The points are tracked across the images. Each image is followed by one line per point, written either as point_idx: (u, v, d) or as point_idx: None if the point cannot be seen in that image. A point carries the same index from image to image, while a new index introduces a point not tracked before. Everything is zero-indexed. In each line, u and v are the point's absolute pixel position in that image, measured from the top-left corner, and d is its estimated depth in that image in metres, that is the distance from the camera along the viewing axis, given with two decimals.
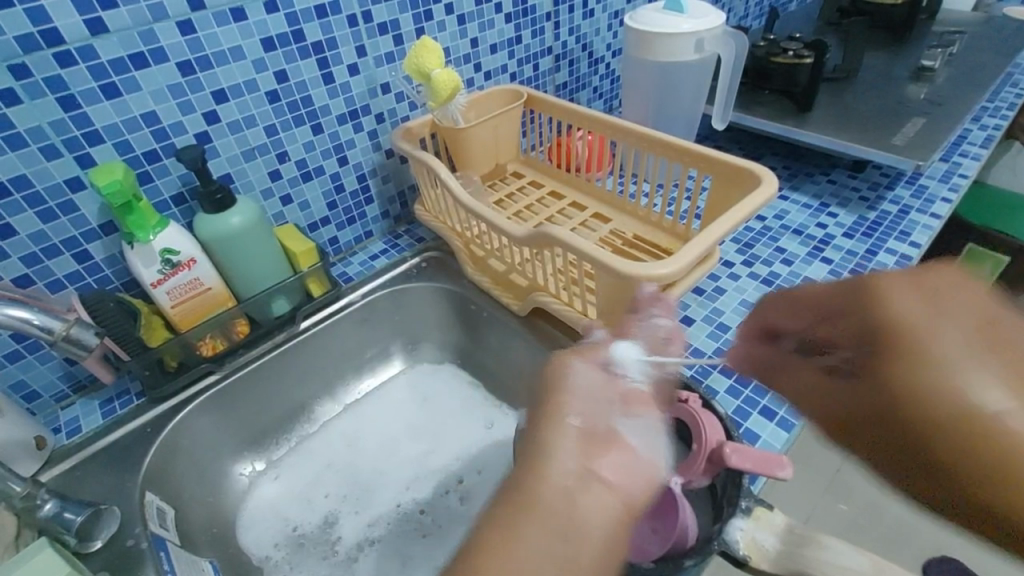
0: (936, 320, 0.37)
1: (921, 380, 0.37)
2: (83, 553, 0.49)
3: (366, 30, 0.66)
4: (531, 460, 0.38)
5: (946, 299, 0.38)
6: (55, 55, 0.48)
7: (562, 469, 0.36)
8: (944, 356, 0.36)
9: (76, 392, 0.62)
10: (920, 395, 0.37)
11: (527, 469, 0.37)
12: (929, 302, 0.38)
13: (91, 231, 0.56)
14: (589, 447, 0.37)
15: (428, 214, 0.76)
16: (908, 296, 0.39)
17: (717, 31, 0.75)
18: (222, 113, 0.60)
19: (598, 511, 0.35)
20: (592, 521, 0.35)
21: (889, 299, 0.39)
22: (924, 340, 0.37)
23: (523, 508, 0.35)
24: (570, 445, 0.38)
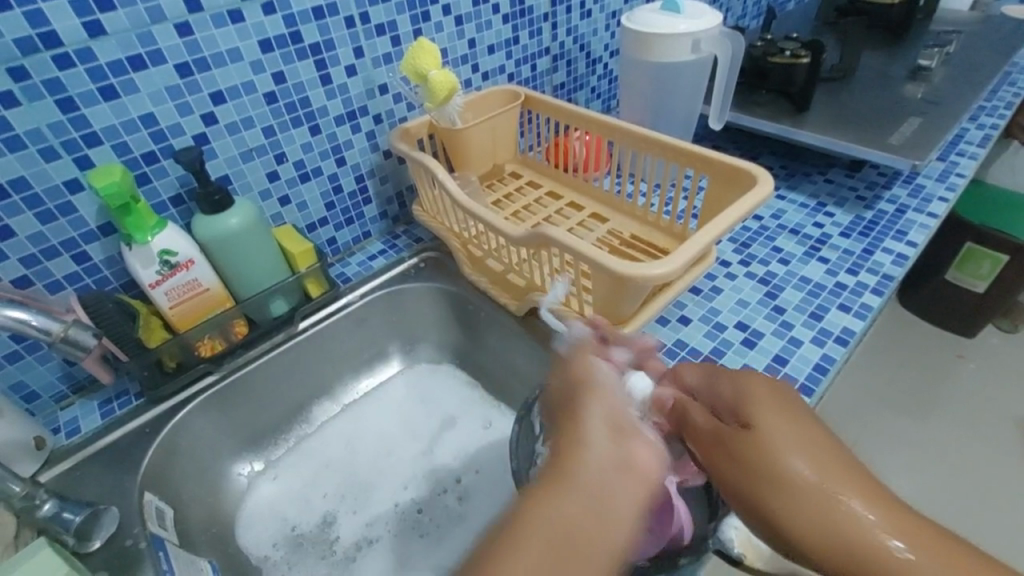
0: (793, 423, 0.37)
1: (767, 441, 0.36)
2: (82, 552, 0.49)
3: (363, 31, 0.66)
4: (566, 441, 0.36)
5: (788, 408, 0.38)
6: (53, 57, 0.48)
7: (601, 454, 0.35)
8: (790, 466, 0.35)
9: (75, 393, 0.62)
10: (761, 472, 0.36)
11: (563, 445, 0.36)
12: (767, 393, 0.40)
13: (90, 232, 0.56)
14: (621, 436, 0.36)
15: (426, 215, 0.76)
16: (777, 398, 0.39)
17: (714, 31, 0.75)
18: (220, 114, 0.60)
19: (632, 495, 0.33)
20: (625, 510, 0.32)
21: (756, 391, 0.40)
22: (764, 415, 0.38)
23: (563, 488, 0.33)
24: (606, 428, 0.37)
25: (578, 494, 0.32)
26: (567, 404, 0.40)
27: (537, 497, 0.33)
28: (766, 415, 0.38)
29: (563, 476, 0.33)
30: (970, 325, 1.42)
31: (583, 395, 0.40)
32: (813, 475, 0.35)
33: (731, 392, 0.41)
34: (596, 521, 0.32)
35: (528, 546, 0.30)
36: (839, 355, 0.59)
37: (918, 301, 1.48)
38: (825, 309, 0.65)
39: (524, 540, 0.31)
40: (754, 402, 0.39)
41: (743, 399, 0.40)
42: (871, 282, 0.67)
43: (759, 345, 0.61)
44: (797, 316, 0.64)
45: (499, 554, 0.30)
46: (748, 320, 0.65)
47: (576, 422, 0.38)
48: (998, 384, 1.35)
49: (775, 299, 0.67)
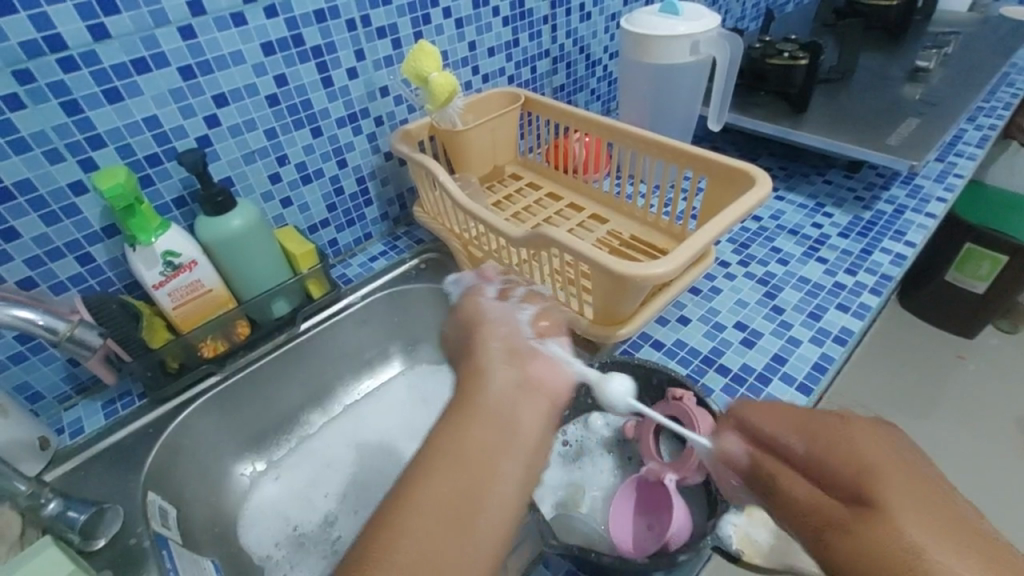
0: (902, 478, 0.30)
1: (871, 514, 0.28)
2: (87, 551, 0.50)
3: (365, 34, 0.66)
4: (469, 377, 0.37)
5: (899, 461, 0.31)
6: (58, 60, 0.49)
7: (500, 380, 0.36)
8: (902, 530, 0.27)
9: (79, 393, 0.63)
10: (858, 537, 0.28)
11: (465, 385, 0.36)
12: (879, 449, 0.31)
13: (94, 234, 0.57)
14: (519, 360, 0.38)
15: (427, 216, 0.77)
16: (880, 442, 0.32)
17: (712, 33, 0.76)
18: (223, 117, 0.60)
19: (536, 415, 0.35)
20: (532, 429, 0.34)
21: (863, 443, 0.32)
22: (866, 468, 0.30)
23: (466, 417, 0.34)
24: (502, 355, 0.38)
25: (479, 426, 0.33)
26: (461, 344, 0.41)
27: (442, 436, 0.33)
28: (867, 471, 0.30)
29: (468, 409, 0.34)
30: (969, 325, 1.42)
31: (467, 330, 0.42)
32: (944, 560, 0.26)
33: (826, 442, 0.33)
34: (499, 442, 0.33)
35: (440, 469, 0.31)
36: (837, 354, 0.59)
37: (918, 301, 1.48)
38: (824, 308, 0.65)
39: (441, 473, 0.31)
40: (859, 455, 0.31)
41: (846, 455, 0.31)
42: (869, 282, 0.68)
43: (759, 344, 0.62)
44: (796, 315, 0.65)
45: (411, 487, 0.31)
46: (747, 320, 0.65)
47: (479, 362, 0.38)
48: (998, 384, 1.35)
49: (774, 299, 0.67)
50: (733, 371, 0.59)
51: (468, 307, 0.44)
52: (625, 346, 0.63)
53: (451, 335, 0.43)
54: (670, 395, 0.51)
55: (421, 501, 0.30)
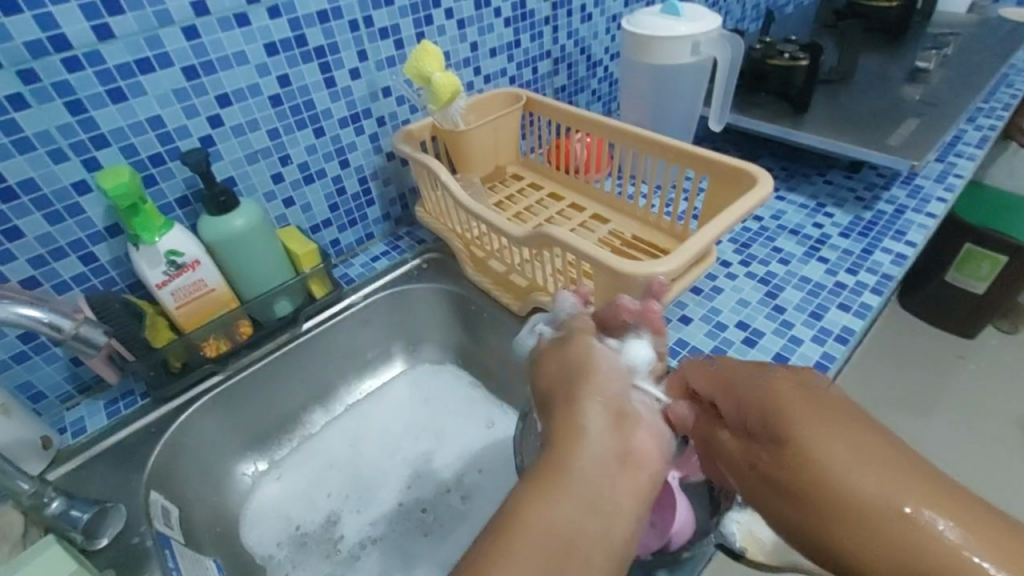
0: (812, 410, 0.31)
1: (794, 451, 0.30)
2: (89, 550, 0.50)
3: (367, 35, 0.67)
4: (564, 430, 0.33)
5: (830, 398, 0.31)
6: (62, 60, 0.49)
7: (603, 445, 0.32)
8: (818, 454, 0.29)
9: (82, 392, 0.63)
10: (788, 479, 0.30)
11: (559, 431, 0.33)
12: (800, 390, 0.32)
13: (97, 233, 0.57)
14: (626, 427, 0.34)
15: (429, 216, 0.77)
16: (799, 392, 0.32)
17: (713, 34, 0.76)
18: (226, 117, 0.61)
19: (630, 491, 0.31)
20: (627, 511, 0.31)
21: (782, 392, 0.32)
22: (779, 414, 0.31)
23: (560, 480, 0.30)
24: (607, 416, 0.34)
25: (570, 495, 0.30)
26: (561, 389, 0.36)
27: (526, 498, 0.30)
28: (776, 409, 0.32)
29: (559, 477, 0.30)
30: (969, 326, 1.42)
31: (579, 379, 0.36)
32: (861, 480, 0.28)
33: (745, 398, 0.34)
34: (599, 530, 0.29)
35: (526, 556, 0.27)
36: (839, 353, 0.60)
37: (918, 301, 1.48)
38: (825, 308, 0.65)
39: (526, 543, 0.28)
40: (769, 408, 0.32)
41: (765, 404, 0.33)
42: (870, 281, 0.68)
43: (760, 344, 0.62)
44: (798, 314, 0.65)
45: (484, 563, 0.27)
46: (749, 319, 0.65)
47: (564, 402, 0.35)
48: (998, 384, 1.36)
49: (775, 299, 0.67)
50: None
51: (577, 350, 0.40)
52: None
53: (540, 379, 0.39)
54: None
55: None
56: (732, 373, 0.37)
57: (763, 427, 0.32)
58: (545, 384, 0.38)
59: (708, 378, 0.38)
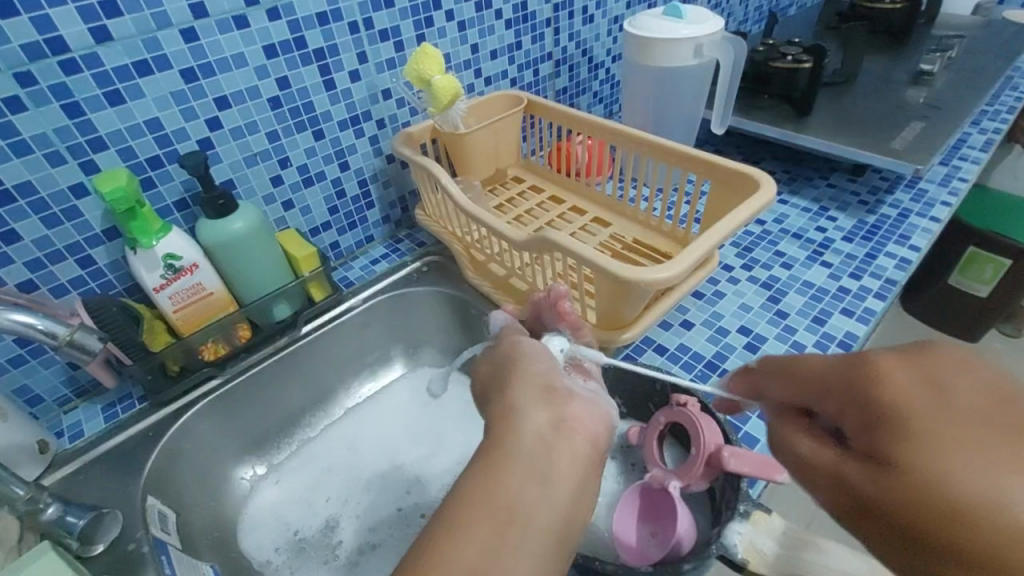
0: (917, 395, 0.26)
1: (899, 454, 0.26)
2: (85, 556, 0.49)
3: (367, 37, 0.66)
4: (500, 414, 0.35)
5: (945, 377, 0.27)
6: (59, 63, 0.49)
7: (535, 418, 0.34)
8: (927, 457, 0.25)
9: (79, 396, 0.62)
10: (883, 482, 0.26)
11: (498, 417, 0.35)
12: (907, 374, 0.27)
13: (95, 237, 0.57)
14: (557, 399, 0.36)
15: (429, 219, 0.76)
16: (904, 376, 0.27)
17: (716, 37, 0.76)
18: (225, 119, 0.60)
19: (570, 456, 0.33)
20: (569, 476, 0.32)
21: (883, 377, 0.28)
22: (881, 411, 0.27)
23: (499, 450, 0.32)
24: (536, 392, 0.36)
25: (508, 463, 0.31)
26: (499, 379, 0.38)
27: (472, 471, 0.31)
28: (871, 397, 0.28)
29: (499, 452, 0.32)
30: (973, 329, 1.41)
31: (512, 368, 0.39)
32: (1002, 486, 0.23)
33: (836, 386, 0.30)
34: (538, 494, 0.31)
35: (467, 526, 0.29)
36: None
37: (921, 304, 1.48)
38: (829, 313, 0.65)
39: (476, 507, 0.30)
40: (865, 405, 0.28)
41: (855, 384, 0.29)
42: (875, 286, 0.67)
43: (762, 349, 0.61)
44: (800, 320, 0.64)
45: (443, 536, 0.29)
46: (751, 324, 0.65)
47: (500, 390, 0.37)
48: None
49: (777, 304, 0.67)
50: None
51: (508, 345, 0.42)
52: (628, 350, 0.63)
53: (479, 373, 0.41)
54: (675, 402, 0.51)
55: (461, 542, 0.28)
56: (811, 366, 0.33)
57: (862, 422, 0.28)
58: (486, 371, 0.40)
59: (784, 381, 0.35)
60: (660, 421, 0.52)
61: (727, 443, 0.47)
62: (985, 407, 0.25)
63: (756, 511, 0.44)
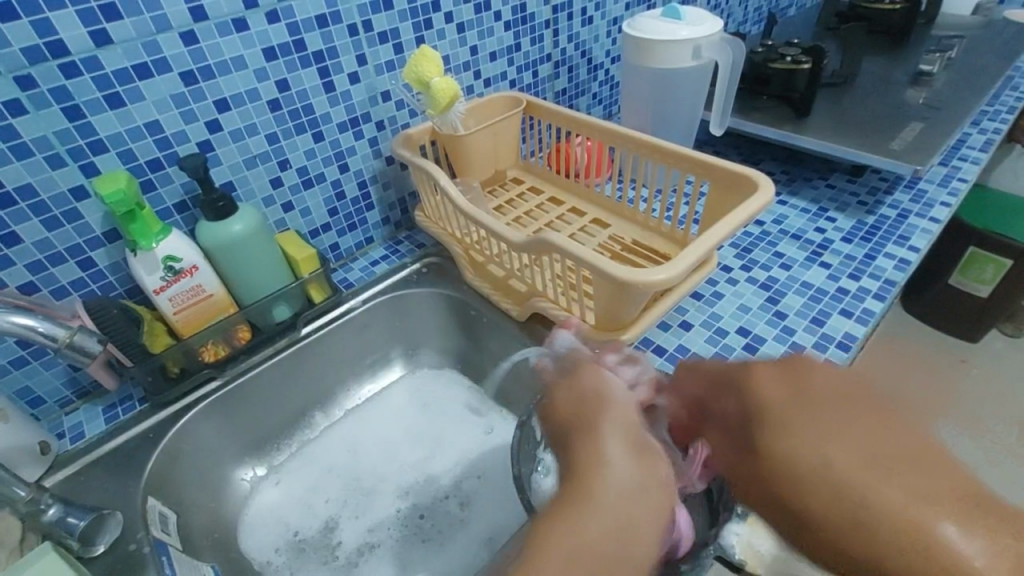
0: (795, 402, 0.34)
1: (787, 452, 0.33)
2: (85, 557, 0.49)
3: (366, 39, 0.66)
4: (589, 466, 0.33)
5: (830, 391, 0.34)
6: (60, 66, 0.49)
7: (626, 472, 0.33)
8: (812, 450, 0.32)
9: (80, 397, 0.63)
10: (767, 466, 0.34)
11: (580, 440, 0.35)
12: (793, 385, 0.35)
13: (95, 238, 0.57)
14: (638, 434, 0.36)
15: (428, 221, 0.77)
16: (778, 381, 0.36)
17: (714, 38, 0.76)
18: (224, 122, 0.60)
19: (656, 527, 0.31)
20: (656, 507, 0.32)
21: (762, 380, 0.37)
22: (760, 410, 0.36)
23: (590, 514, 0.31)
24: (626, 444, 0.34)
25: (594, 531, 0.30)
26: (582, 400, 0.38)
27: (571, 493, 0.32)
28: (760, 399, 0.36)
29: (592, 477, 0.32)
30: (974, 329, 1.41)
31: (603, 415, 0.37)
32: (879, 486, 0.29)
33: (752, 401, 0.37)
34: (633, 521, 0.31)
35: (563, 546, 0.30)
36: (841, 360, 0.59)
37: (922, 304, 1.48)
38: (827, 314, 0.65)
39: (573, 532, 0.30)
40: (763, 413, 0.35)
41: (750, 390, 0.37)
42: (873, 287, 0.67)
43: (761, 350, 0.61)
44: (799, 321, 0.64)
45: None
46: (750, 325, 0.65)
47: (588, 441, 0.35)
48: (1006, 388, 1.34)
49: (776, 305, 0.67)
50: None
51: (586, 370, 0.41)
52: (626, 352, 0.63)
53: (562, 413, 0.38)
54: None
55: (556, 562, 0.29)
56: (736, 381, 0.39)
57: (765, 425, 0.35)
58: (575, 413, 0.37)
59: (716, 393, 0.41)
60: None
61: None
62: (881, 423, 0.32)
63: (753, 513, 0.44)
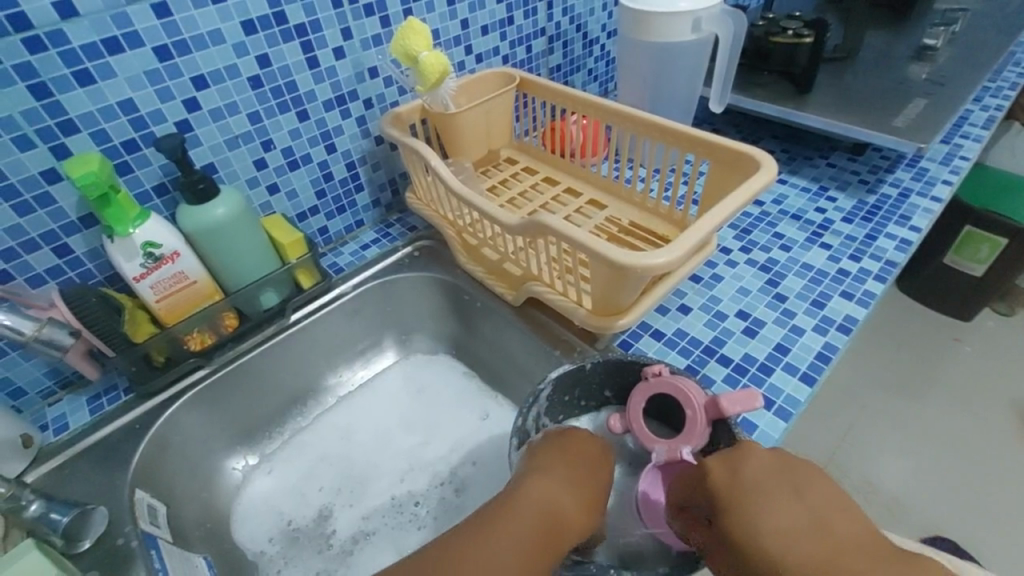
0: (757, 496, 0.38)
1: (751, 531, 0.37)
2: (71, 553, 0.48)
3: (351, 12, 0.63)
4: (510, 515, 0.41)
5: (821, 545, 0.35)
6: (24, 41, 0.46)
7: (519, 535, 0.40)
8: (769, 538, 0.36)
9: (63, 389, 0.61)
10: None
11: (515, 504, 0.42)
12: (740, 468, 0.40)
13: (71, 224, 0.54)
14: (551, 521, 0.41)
15: (419, 202, 0.74)
16: (719, 466, 0.41)
17: (714, 10, 0.72)
18: (203, 100, 0.58)
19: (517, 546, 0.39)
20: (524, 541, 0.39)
21: (712, 470, 0.41)
22: (742, 532, 0.37)
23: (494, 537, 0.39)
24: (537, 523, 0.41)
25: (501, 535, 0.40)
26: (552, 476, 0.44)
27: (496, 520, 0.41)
28: (727, 509, 0.38)
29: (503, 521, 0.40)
30: (968, 309, 1.41)
31: (560, 469, 0.45)
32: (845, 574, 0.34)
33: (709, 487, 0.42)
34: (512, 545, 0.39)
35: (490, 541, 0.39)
36: (841, 344, 0.58)
37: (915, 284, 1.48)
38: (828, 296, 0.63)
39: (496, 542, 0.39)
40: (755, 529, 0.37)
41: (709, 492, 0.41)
42: (874, 268, 0.66)
43: (761, 334, 0.60)
44: (799, 303, 0.63)
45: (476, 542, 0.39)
46: (749, 308, 0.63)
47: (514, 495, 0.42)
48: (997, 367, 1.34)
49: (776, 287, 0.65)
50: (735, 362, 0.58)
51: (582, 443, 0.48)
52: (623, 337, 0.62)
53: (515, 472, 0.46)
54: (648, 373, 0.52)
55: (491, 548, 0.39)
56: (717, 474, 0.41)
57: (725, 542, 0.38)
58: (549, 456, 0.46)
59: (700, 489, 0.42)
60: (638, 401, 0.52)
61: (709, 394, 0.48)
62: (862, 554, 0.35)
63: None
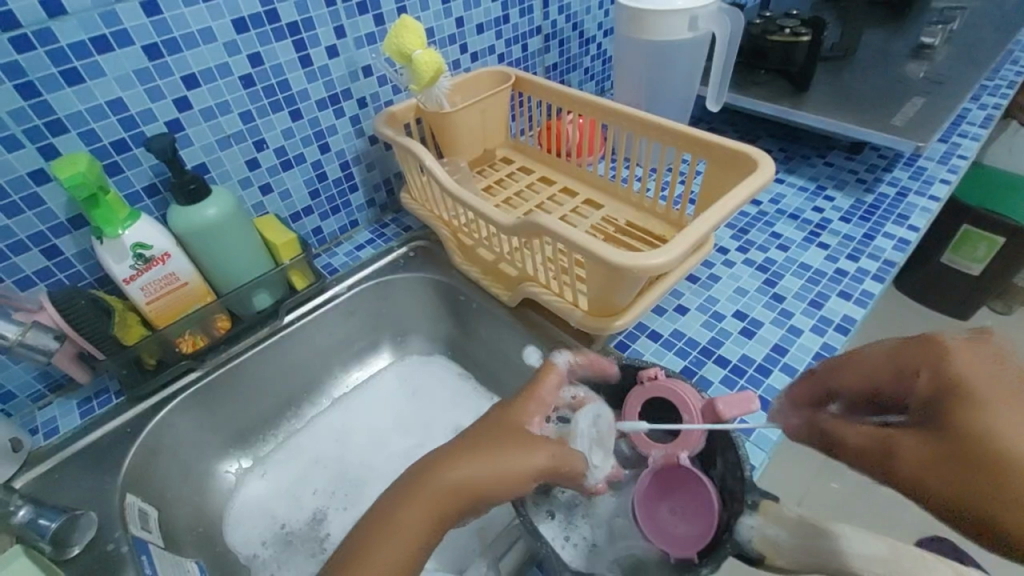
0: (979, 369, 0.26)
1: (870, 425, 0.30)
2: (60, 560, 0.47)
3: (345, 10, 0.63)
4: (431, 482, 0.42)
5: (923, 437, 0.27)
6: (10, 39, 0.45)
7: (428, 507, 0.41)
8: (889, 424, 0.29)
9: (53, 391, 0.60)
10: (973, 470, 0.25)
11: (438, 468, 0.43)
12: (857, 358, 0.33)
13: (60, 225, 0.54)
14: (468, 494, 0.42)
15: (414, 202, 0.74)
16: (977, 355, 0.27)
17: (711, 8, 0.72)
18: (194, 99, 0.57)
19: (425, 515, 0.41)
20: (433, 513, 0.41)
21: (949, 354, 0.27)
22: (975, 432, 0.25)
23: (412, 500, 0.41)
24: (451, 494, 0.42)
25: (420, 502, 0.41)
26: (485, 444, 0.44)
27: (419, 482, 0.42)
28: (958, 416, 0.26)
29: (421, 485, 0.42)
30: (965, 307, 1.41)
31: (506, 439, 0.45)
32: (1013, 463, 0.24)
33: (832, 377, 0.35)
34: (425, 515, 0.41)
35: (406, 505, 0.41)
36: (840, 345, 0.57)
37: (913, 283, 1.48)
38: (826, 297, 0.63)
39: (409, 507, 0.41)
40: (996, 435, 0.24)
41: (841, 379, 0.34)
42: (873, 268, 0.66)
43: (759, 335, 0.60)
44: (797, 304, 0.63)
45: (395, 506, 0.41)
46: (747, 309, 0.63)
47: (444, 462, 0.43)
48: None
49: (774, 287, 0.65)
50: (732, 363, 0.57)
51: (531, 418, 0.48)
52: (619, 338, 0.61)
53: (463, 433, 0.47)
54: (643, 377, 0.51)
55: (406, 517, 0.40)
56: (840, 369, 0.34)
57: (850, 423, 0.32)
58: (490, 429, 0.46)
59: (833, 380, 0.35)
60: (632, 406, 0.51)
61: (706, 399, 0.48)
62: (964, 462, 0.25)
63: (763, 500, 0.42)
